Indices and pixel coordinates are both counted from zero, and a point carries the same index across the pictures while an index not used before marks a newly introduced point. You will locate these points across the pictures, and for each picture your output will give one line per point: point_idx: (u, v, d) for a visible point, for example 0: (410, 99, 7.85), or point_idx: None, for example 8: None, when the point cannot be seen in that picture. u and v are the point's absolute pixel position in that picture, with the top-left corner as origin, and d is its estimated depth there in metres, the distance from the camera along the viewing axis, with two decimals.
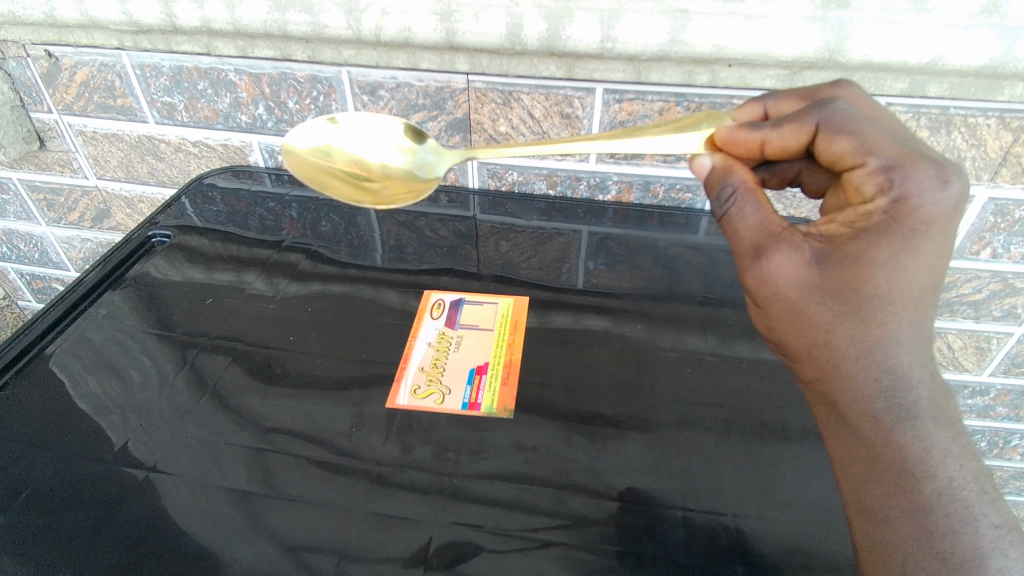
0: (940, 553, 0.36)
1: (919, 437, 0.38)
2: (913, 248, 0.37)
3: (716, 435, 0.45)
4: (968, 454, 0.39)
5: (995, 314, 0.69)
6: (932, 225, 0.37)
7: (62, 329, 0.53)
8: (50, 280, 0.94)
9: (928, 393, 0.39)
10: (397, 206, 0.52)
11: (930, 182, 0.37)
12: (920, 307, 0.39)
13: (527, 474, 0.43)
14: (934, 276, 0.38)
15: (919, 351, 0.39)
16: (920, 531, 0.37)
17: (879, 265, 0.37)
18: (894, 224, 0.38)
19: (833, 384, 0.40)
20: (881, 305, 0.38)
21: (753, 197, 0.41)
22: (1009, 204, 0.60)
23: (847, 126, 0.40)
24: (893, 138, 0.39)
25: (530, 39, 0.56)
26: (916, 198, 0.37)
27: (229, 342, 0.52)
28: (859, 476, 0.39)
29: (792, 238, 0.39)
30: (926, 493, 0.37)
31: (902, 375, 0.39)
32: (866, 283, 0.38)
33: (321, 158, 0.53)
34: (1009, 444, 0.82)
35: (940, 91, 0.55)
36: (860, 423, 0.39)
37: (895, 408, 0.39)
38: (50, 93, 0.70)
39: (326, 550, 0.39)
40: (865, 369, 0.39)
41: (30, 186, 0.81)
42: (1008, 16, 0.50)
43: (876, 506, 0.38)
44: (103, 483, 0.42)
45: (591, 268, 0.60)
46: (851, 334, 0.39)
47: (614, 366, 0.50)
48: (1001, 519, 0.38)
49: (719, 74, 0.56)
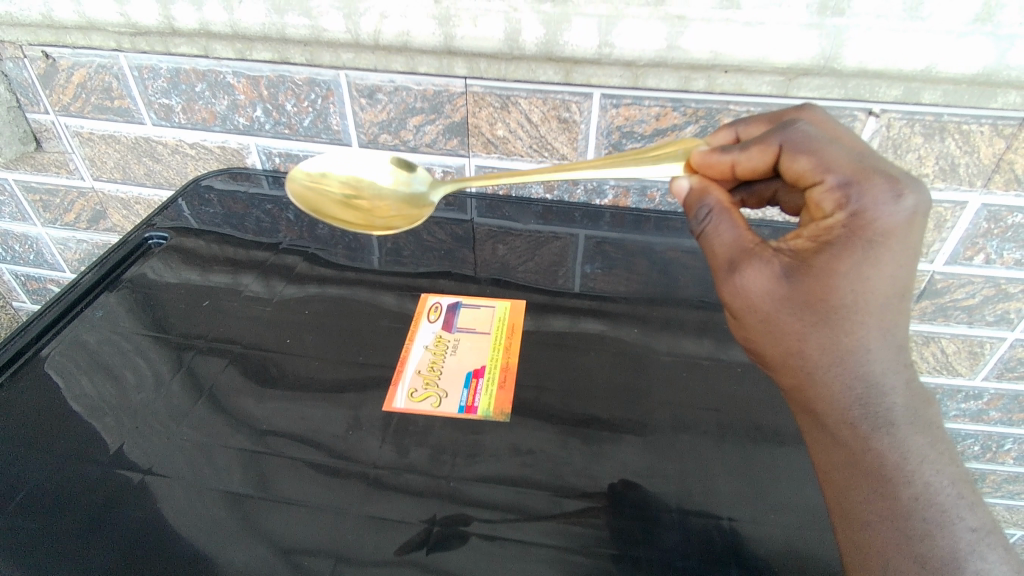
0: (919, 556, 0.37)
1: (897, 443, 0.39)
2: (874, 258, 0.37)
3: (712, 438, 0.45)
4: (946, 459, 0.39)
5: (989, 319, 0.69)
6: (891, 235, 0.37)
7: (59, 331, 0.53)
8: (46, 281, 0.94)
9: (904, 400, 0.39)
10: (393, 232, 0.54)
11: (884, 195, 0.38)
12: (888, 315, 0.38)
13: (523, 477, 0.43)
14: (898, 284, 0.38)
15: (891, 357, 0.39)
16: (899, 535, 0.37)
17: (842, 277, 0.38)
18: (853, 237, 0.38)
19: (809, 393, 0.40)
20: (849, 314, 0.38)
21: (728, 216, 0.42)
22: (1002, 210, 0.61)
23: (807, 146, 0.40)
24: (850, 155, 0.40)
25: (527, 44, 0.57)
26: (871, 212, 0.38)
27: (226, 344, 0.52)
28: (842, 482, 0.39)
29: (764, 253, 0.40)
30: (904, 498, 0.38)
31: (875, 382, 0.39)
32: (832, 294, 0.38)
33: (320, 186, 0.56)
34: (1001, 448, 0.83)
35: (934, 98, 0.55)
36: (838, 430, 0.40)
37: (870, 416, 0.39)
38: (48, 94, 0.70)
39: (321, 553, 0.39)
40: (838, 377, 0.39)
41: (26, 187, 0.81)
42: (1001, 24, 0.51)
43: (857, 512, 0.38)
44: (98, 486, 0.42)
45: (589, 272, 0.60)
46: (822, 343, 0.39)
47: (611, 369, 0.50)
48: (979, 522, 0.38)
49: (716, 80, 0.57)
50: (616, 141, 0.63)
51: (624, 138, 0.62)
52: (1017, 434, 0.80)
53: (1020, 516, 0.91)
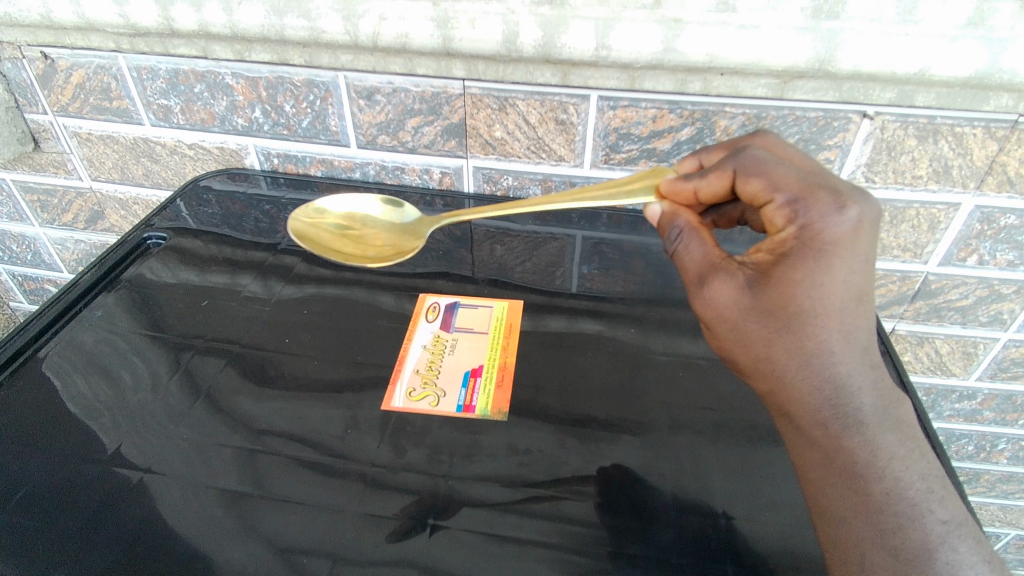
0: (893, 548, 0.37)
1: (867, 441, 0.39)
2: (826, 265, 0.39)
3: (708, 438, 0.46)
4: (916, 455, 0.39)
5: (982, 320, 0.70)
6: (840, 243, 0.39)
7: (57, 330, 0.53)
8: (43, 281, 0.94)
9: (872, 400, 0.40)
10: (388, 263, 0.57)
11: (829, 207, 0.40)
12: (848, 318, 0.40)
13: (520, 476, 0.43)
14: (853, 289, 0.40)
15: (856, 358, 0.40)
16: (873, 529, 0.37)
17: (798, 284, 0.39)
18: (806, 246, 0.40)
19: (781, 396, 0.41)
20: (810, 318, 0.39)
21: (697, 235, 0.45)
22: (995, 211, 0.62)
23: (757, 168, 0.43)
24: (798, 175, 0.42)
25: (525, 46, 0.57)
26: (819, 224, 0.40)
27: (224, 344, 0.52)
28: (818, 481, 0.40)
29: (728, 266, 0.42)
30: (876, 493, 0.38)
31: (842, 383, 0.40)
32: (791, 300, 0.39)
33: (318, 225, 0.60)
34: (995, 448, 0.83)
35: (927, 101, 0.56)
36: (811, 431, 0.40)
37: (841, 416, 0.39)
38: (46, 94, 0.70)
39: (318, 552, 0.39)
40: (807, 379, 0.40)
41: (24, 187, 0.81)
42: (993, 28, 0.51)
43: (833, 509, 0.39)
44: (97, 486, 0.42)
45: (586, 272, 0.61)
46: (787, 347, 0.40)
47: (607, 369, 0.50)
48: (950, 514, 0.38)
49: (711, 83, 0.57)
50: (613, 143, 0.63)
51: (621, 140, 0.63)
52: (1010, 434, 0.81)
53: (1013, 515, 0.92)
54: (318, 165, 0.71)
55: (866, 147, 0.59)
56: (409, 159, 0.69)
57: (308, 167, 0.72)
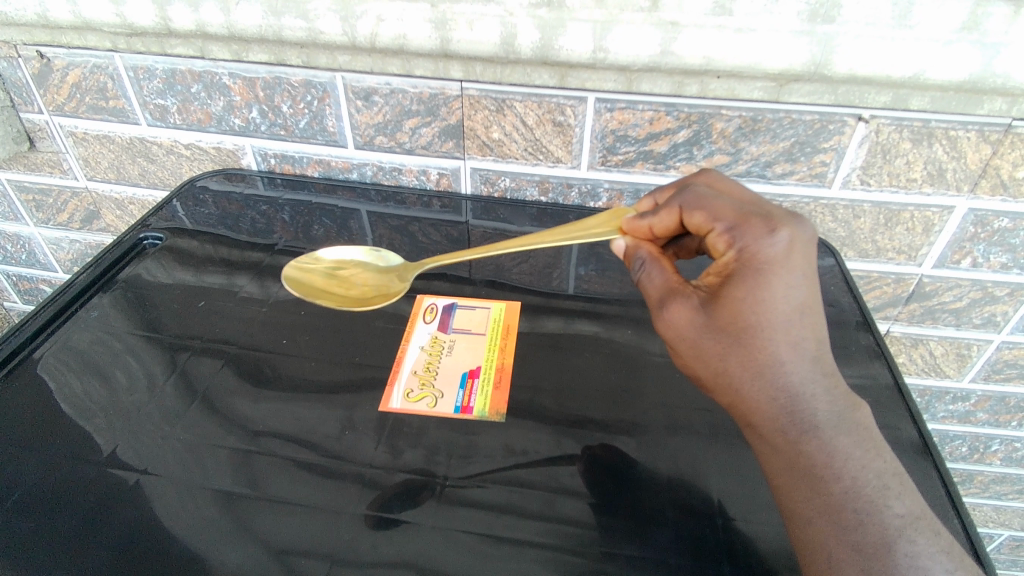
0: (855, 544, 0.36)
1: (824, 444, 0.39)
2: (765, 282, 0.39)
3: (704, 439, 0.46)
4: (871, 454, 0.39)
5: (976, 322, 0.70)
6: (777, 262, 0.40)
7: (53, 330, 0.53)
8: (38, 281, 0.93)
9: (826, 405, 0.40)
10: (372, 307, 0.55)
11: (761, 231, 0.41)
12: (795, 329, 0.40)
13: (517, 478, 0.43)
14: (796, 302, 0.40)
15: (808, 366, 0.40)
16: (836, 528, 0.37)
17: (742, 302, 0.40)
18: (745, 267, 0.40)
19: (742, 408, 0.41)
20: (759, 331, 0.39)
21: (659, 264, 0.46)
22: (989, 215, 0.62)
23: (698, 201, 0.44)
24: (734, 204, 0.43)
25: (523, 48, 0.57)
26: (753, 247, 0.40)
27: (220, 345, 0.52)
28: (785, 486, 0.39)
29: (684, 290, 0.43)
30: (836, 493, 0.38)
31: (796, 391, 0.39)
32: (738, 317, 0.40)
33: (304, 271, 0.59)
34: (988, 449, 0.84)
35: (922, 104, 0.56)
36: (772, 438, 0.40)
37: (797, 422, 0.39)
38: (42, 93, 0.70)
39: (315, 554, 0.39)
40: (762, 390, 0.40)
41: (19, 186, 0.81)
42: (988, 33, 0.51)
43: (799, 510, 0.38)
44: (93, 487, 0.42)
45: (583, 274, 0.61)
46: (742, 360, 0.40)
47: (605, 370, 0.51)
48: (907, 508, 0.38)
49: (708, 86, 0.58)
50: (610, 145, 0.63)
51: (618, 142, 0.63)
52: (1004, 436, 0.82)
53: (1006, 516, 0.93)
54: (315, 165, 0.71)
55: (861, 150, 0.60)
56: (406, 160, 0.69)
57: (305, 167, 0.72)
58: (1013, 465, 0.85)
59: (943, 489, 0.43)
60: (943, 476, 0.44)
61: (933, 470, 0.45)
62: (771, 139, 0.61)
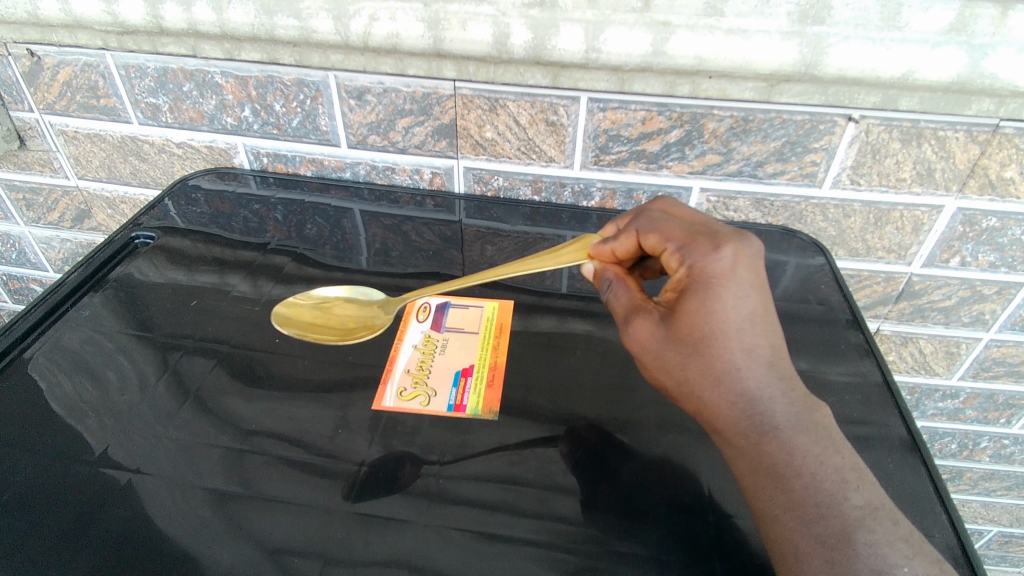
0: (818, 537, 0.36)
1: (784, 443, 0.39)
2: (714, 295, 0.40)
3: (696, 436, 0.46)
4: (830, 451, 0.39)
5: (965, 320, 0.71)
6: (724, 276, 0.41)
7: (44, 330, 0.53)
8: (28, 280, 0.93)
9: (784, 407, 0.40)
10: (355, 341, 0.53)
11: (707, 248, 0.42)
12: (747, 337, 0.40)
13: (510, 476, 0.44)
14: (746, 311, 0.41)
15: (764, 370, 0.40)
16: (799, 522, 0.37)
17: (695, 313, 0.40)
18: (696, 282, 0.41)
19: (705, 414, 0.41)
20: (714, 340, 0.40)
21: (625, 283, 0.47)
22: (977, 214, 0.63)
23: (651, 224, 0.46)
24: (683, 225, 0.45)
25: (516, 47, 0.57)
26: (701, 263, 0.42)
27: (212, 344, 0.52)
28: (751, 487, 0.39)
29: (646, 306, 0.44)
30: (797, 489, 0.38)
31: (754, 395, 0.40)
32: (692, 328, 0.40)
33: (287, 301, 0.56)
34: (977, 446, 0.85)
35: (911, 105, 0.57)
36: (736, 441, 0.40)
37: (757, 425, 0.40)
38: (32, 92, 0.70)
39: (308, 553, 0.39)
40: (722, 396, 0.40)
41: (9, 185, 0.80)
42: (976, 34, 0.52)
43: (765, 508, 0.38)
44: (84, 487, 0.42)
45: (575, 273, 0.61)
46: (699, 370, 0.40)
47: (597, 369, 0.51)
48: (865, 499, 0.37)
49: (700, 86, 0.58)
50: (603, 145, 0.64)
51: (610, 142, 0.63)
52: (992, 433, 0.82)
53: (996, 513, 0.94)
54: (308, 164, 0.71)
55: (851, 150, 0.60)
56: (399, 159, 0.69)
57: (297, 166, 0.72)
58: (1001, 462, 0.86)
59: (932, 485, 0.44)
60: (931, 471, 0.44)
61: (922, 466, 0.45)
62: (762, 139, 0.61)
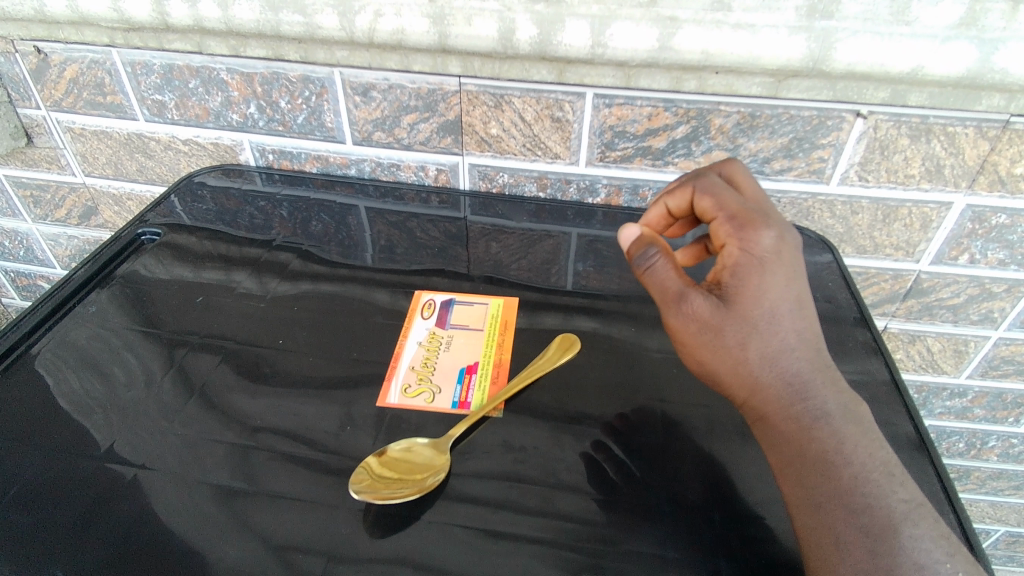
0: (862, 526, 0.36)
1: (834, 431, 0.39)
2: (769, 272, 0.40)
3: (702, 434, 0.46)
4: (877, 444, 0.39)
5: (974, 319, 0.71)
6: (777, 253, 0.41)
7: (51, 326, 0.53)
8: (36, 277, 0.93)
9: (833, 396, 0.40)
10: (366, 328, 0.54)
11: (763, 223, 0.41)
12: (801, 321, 0.41)
13: (515, 473, 0.43)
14: (797, 294, 0.41)
15: (813, 357, 0.41)
16: (844, 511, 0.37)
17: (751, 288, 0.40)
18: (755, 255, 0.40)
19: (753, 397, 0.41)
20: (769, 319, 0.40)
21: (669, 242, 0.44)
22: (987, 211, 0.62)
23: (708, 188, 0.45)
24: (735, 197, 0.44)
25: (521, 43, 0.57)
26: (760, 236, 0.41)
27: (218, 340, 0.52)
28: (796, 474, 0.39)
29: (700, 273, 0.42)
30: (844, 478, 0.37)
31: (805, 379, 0.40)
32: (749, 304, 0.40)
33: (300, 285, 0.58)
34: (986, 445, 0.84)
35: (920, 101, 0.56)
36: (785, 427, 0.40)
37: (809, 410, 0.39)
38: (39, 89, 0.70)
39: (312, 550, 0.39)
40: (771, 378, 0.40)
41: (17, 182, 0.80)
42: (986, 28, 0.51)
43: (809, 496, 0.38)
44: (90, 482, 0.42)
45: (581, 270, 0.61)
46: (755, 349, 0.40)
47: (603, 367, 0.51)
48: (910, 495, 0.37)
49: (707, 81, 0.57)
50: (608, 141, 0.64)
51: (616, 138, 0.63)
52: (1001, 432, 0.82)
53: (1003, 512, 0.93)
54: (314, 161, 0.71)
55: (859, 147, 0.60)
56: (404, 155, 0.69)
57: (303, 163, 0.72)
58: (1009, 461, 0.85)
59: (940, 485, 0.43)
60: (940, 472, 0.44)
61: (930, 465, 0.45)
62: (769, 135, 0.61)
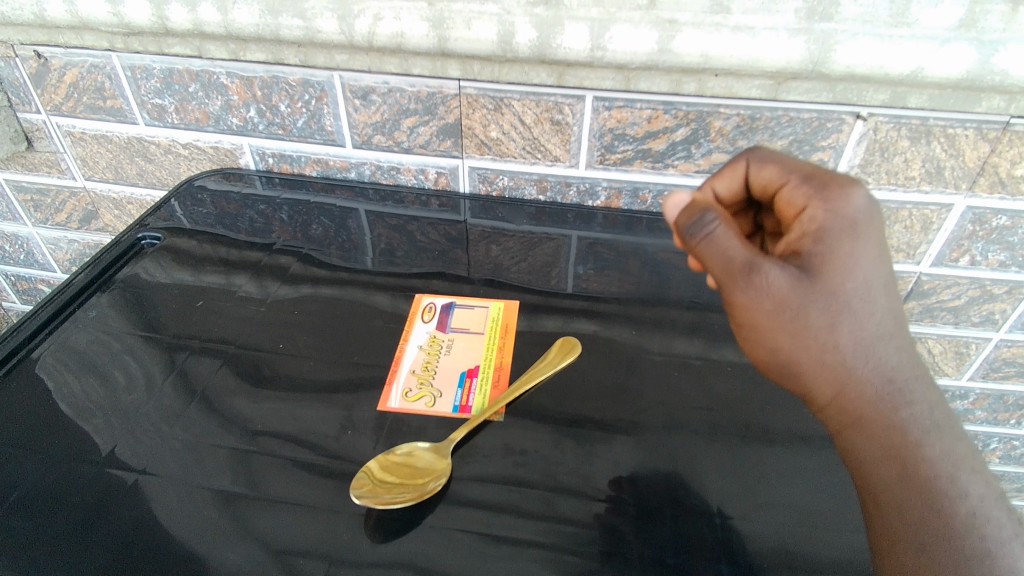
0: (956, 538, 0.36)
1: (924, 427, 0.38)
2: (863, 243, 0.38)
3: (704, 437, 0.46)
4: (962, 438, 0.39)
5: (975, 320, 0.70)
6: (867, 219, 0.38)
7: (51, 331, 0.53)
8: (36, 281, 0.93)
9: (920, 385, 0.39)
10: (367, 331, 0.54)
11: (844, 185, 0.40)
12: (894, 303, 0.38)
13: (516, 476, 0.43)
14: (888, 273, 0.38)
15: (902, 342, 0.39)
16: (938, 520, 0.36)
17: (845, 260, 0.37)
18: (842, 220, 0.38)
19: (844, 389, 0.38)
20: (865, 296, 0.37)
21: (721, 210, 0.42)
22: (987, 212, 0.62)
23: (769, 160, 0.44)
24: (806, 166, 0.43)
25: (521, 46, 0.57)
26: (848, 201, 0.39)
27: (219, 344, 0.52)
28: (886, 478, 0.38)
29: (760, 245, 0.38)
30: (938, 483, 0.37)
31: (895, 367, 0.38)
32: (844, 279, 0.37)
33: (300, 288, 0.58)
34: (988, 447, 0.84)
35: (920, 103, 0.56)
36: (876, 424, 0.38)
37: (902, 404, 0.38)
38: (39, 93, 0.70)
39: (313, 554, 0.39)
40: (865, 368, 0.38)
41: (17, 187, 0.81)
42: (986, 30, 0.51)
43: (901, 504, 0.37)
44: (91, 487, 0.42)
45: (581, 273, 0.61)
46: (851, 333, 0.37)
47: (603, 369, 0.51)
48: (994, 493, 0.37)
49: (706, 84, 0.58)
50: (608, 144, 0.64)
51: (616, 141, 0.63)
52: (1003, 433, 0.82)
53: None
54: (313, 165, 0.71)
55: (859, 149, 0.60)
56: (404, 159, 0.69)
57: (303, 167, 0.72)
58: (1011, 463, 0.85)
59: None
60: None
61: None
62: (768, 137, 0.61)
